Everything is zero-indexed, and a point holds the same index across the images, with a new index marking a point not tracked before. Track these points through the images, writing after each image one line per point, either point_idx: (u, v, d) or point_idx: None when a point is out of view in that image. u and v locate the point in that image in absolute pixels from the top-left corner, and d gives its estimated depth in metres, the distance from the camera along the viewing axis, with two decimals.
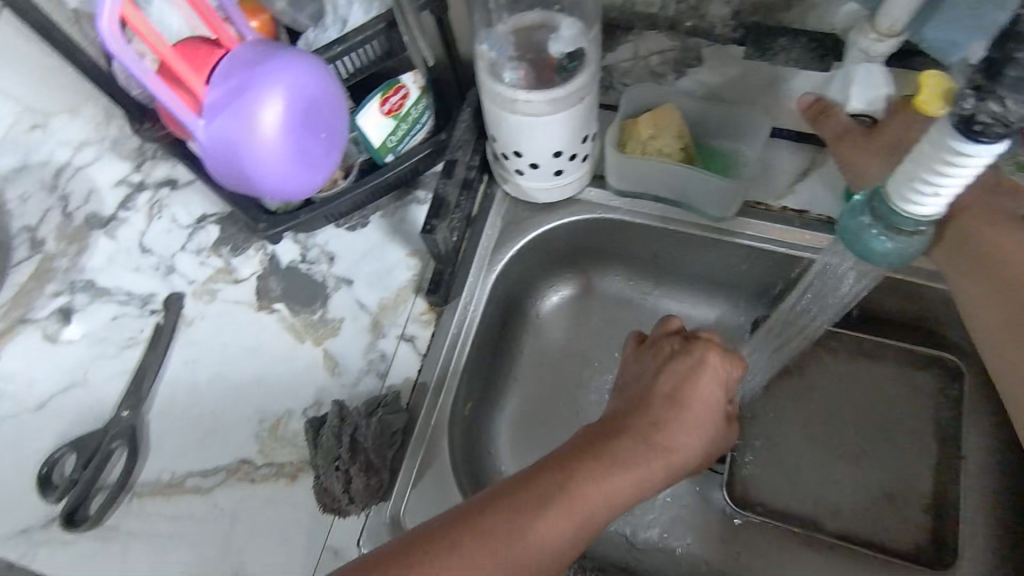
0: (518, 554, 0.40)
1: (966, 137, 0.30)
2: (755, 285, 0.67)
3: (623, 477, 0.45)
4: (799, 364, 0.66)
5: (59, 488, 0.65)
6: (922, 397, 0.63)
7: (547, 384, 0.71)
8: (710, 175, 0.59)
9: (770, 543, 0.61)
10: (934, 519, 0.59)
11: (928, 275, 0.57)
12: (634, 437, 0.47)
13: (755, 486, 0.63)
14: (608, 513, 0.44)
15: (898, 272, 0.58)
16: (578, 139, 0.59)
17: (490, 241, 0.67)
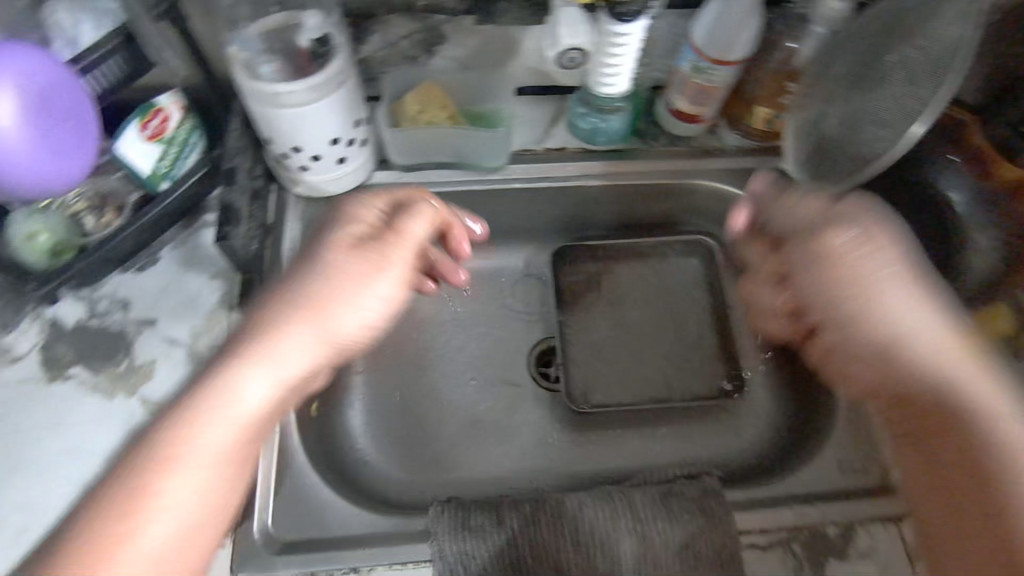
0: (139, 512, 0.43)
1: (619, 20, 0.56)
2: (546, 220, 0.76)
3: (207, 414, 0.47)
4: (594, 279, 0.76)
5: None
6: (694, 276, 0.76)
7: (390, 364, 0.72)
8: (482, 132, 0.67)
9: (616, 431, 0.69)
10: (727, 365, 0.72)
11: (654, 171, 0.72)
12: (218, 382, 0.48)
13: (590, 389, 0.71)
14: (242, 433, 0.47)
15: (634, 174, 0.71)
16: (350, 123, 0.63)
17: (293, 243, 0.67)
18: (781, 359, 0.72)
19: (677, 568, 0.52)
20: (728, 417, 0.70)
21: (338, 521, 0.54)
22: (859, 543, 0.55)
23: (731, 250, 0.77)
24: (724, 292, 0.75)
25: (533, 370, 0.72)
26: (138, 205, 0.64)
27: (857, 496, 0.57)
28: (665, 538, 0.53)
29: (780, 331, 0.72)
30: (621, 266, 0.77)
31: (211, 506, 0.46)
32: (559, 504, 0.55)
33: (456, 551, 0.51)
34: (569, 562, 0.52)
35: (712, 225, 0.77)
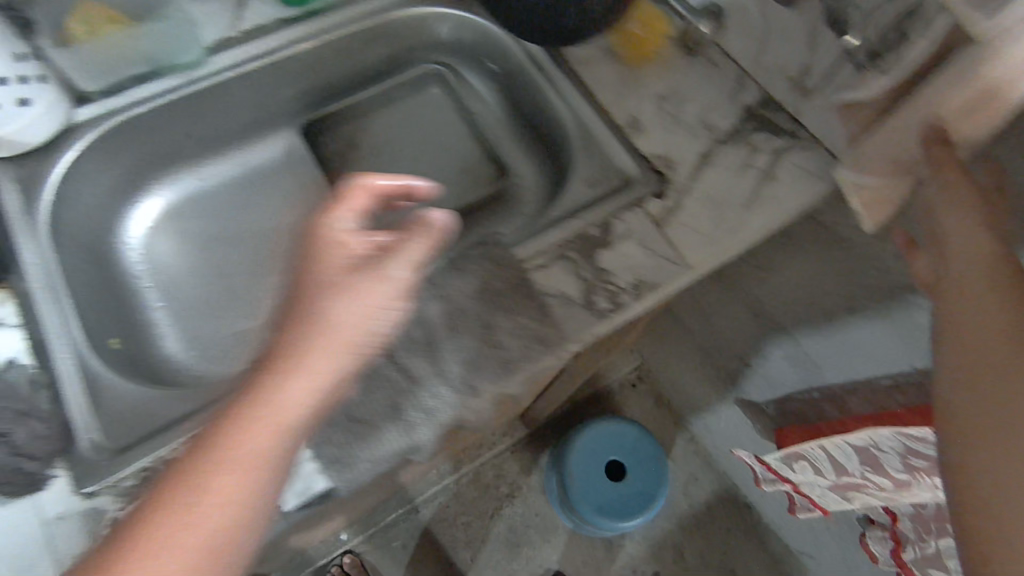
0: (218, 473, 0.46)
1: None
2: (281, 104, 0.79)
3: (266, 420, 0.47)
4: (353, 142, 0.80)
5: None
6: (437, 103, 0.83)
7: (188, 288, 0.73)
8: (160, 24, 0.68)
9: None
10: (491, 163, 0.80)
11: (350, 21, 0.75)
12: (270, 415, 0.47)
13: (381, 230, 0.78)
14: (317, 381, 0.48)
15: (333, 30, 0.74)
16: (10, 59, 0.60)
17: (17, 205, 0.63)
18: (533, 134, 0.79)
19: (479, 308, 0.60)
20: (507, 203, 0.78)
21: (161, 407, 0.58)
22: (617, 230, 0.65)
23: (461, 66, 0.82)
24: (467, 104, 0.82)
25: None
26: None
27: (606, 198, 0.66)
28: (462, 290, 0.60)
29: (519, 114, 0.80)
30: (373, 119, 0.82)
31: (225, 532, 0.46)
32: None
33: None
34: (393, 343, 0.58)
35: (433, 52, 0.82)
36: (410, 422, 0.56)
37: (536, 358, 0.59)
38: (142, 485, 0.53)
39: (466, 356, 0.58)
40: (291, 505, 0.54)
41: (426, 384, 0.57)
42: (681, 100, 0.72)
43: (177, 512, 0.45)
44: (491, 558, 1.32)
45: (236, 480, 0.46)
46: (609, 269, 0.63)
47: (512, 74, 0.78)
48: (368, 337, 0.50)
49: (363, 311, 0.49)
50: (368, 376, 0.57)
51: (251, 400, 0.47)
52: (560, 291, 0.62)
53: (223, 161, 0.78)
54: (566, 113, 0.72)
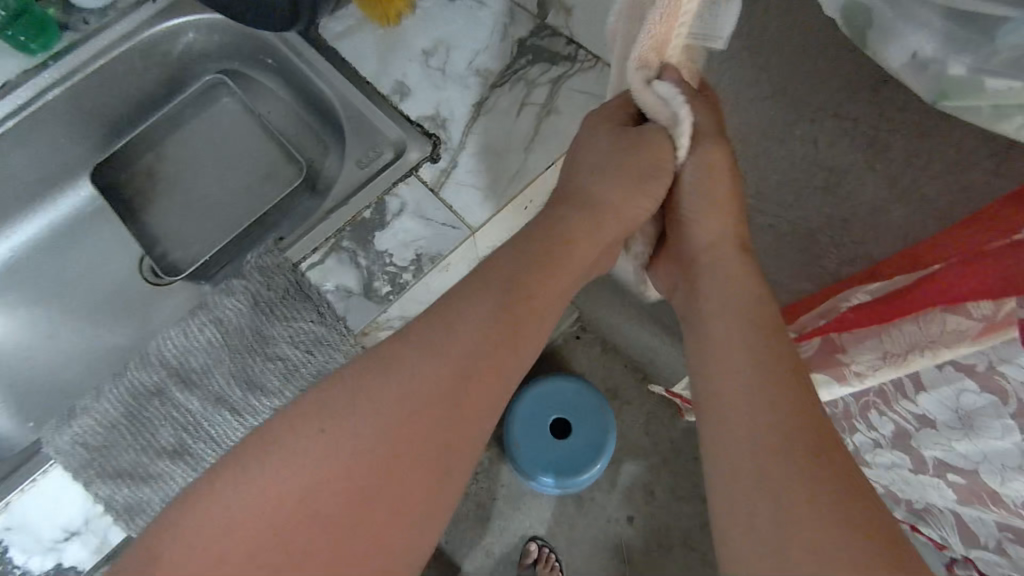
0: (368, 410, 0.43)
1: None
2: (69, 152, 0.78)
3: (434, 367, 0.44)
4: (153, 171, 0.81)
5: None
6: (233, 113, 0.82)
7: (14, 363, 0.74)
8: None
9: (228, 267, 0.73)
10: (289, 161, 0.79)
11: (93, 56, 0.71)
12: (462, 325, 0.46)
13: (194, 255, 0.78)
14: (498, 323, 0.46)
15: (77, 71, 0.71)
16: None
17: None
18: (323, 121, 0.77)
19: (255, 321, 0.58)
20: (307, 195, 0.76)
21: None
22: (391, 207, 0.62)
23: (243, 67, 0.80)
24: (257, 107, 0.81)
25: (147, 273, 0.77)
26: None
27: (378, 174, 0.64)
28: (236, 309, 0.58)
29: (307, 103, 0.77)
30: (170, 145, 0.82)
31: (307, 503, 0.41)
32: (144, 351, 0.58)
33: (70, 438, 0.55)
34: (172, 377, 0.57)
35: (211, 61, 0.80)
36: (197, 454, 0.54)
37: (318, 363, 0.56)
38: None
39: (243, 376, 0.56)
40: (90, 563, 0.53)
41: (208, 409, 0.55)
42: (449, 51, 0.68)
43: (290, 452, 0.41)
44: (463, 539, 1.31)
45: (413, 406, 0.43)
46: (386, 249, 0.60)
47: (287, 65, 0.76)
48: (611, 225, 0.52)
49: (599, 161, 0.52)
50: (150, 418, 0.56)
51: (497, 314, 0.46)
52: (339, 283, 0.59)
53: (28, 225, 0.80)
54: (335, 92, 0.70)
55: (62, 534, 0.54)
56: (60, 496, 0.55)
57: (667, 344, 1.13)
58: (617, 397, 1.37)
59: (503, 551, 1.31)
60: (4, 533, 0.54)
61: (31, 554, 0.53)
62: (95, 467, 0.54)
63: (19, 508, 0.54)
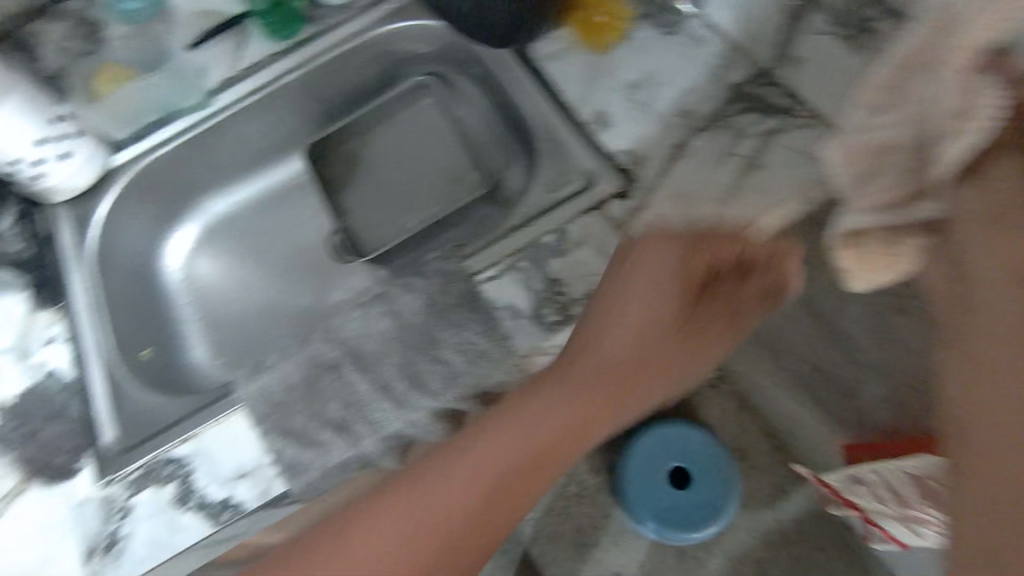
0: (445, 484, 0.59)
1: None
2: (288, 128, 0.87)
3: (500, 462, 0.59)
4: (357, 154, 0.88)
5: None
6: (432, 114, 0.87)
7: (219, 304, 0.85)
8: (157, 78, 0.79)
9: (406, 258, 0.79)
10: (477, 168, 0.84)
11: (326, 49, 0.80)
12: (534, 418, 0.59)
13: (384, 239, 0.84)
14: (556, 428, 0.60)
15: (311, 61, 0.80)
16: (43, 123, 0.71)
17: (73, 234, 0.78)
18: (515, 134, 0.79)
19: (426, 321, 0.61)
20: (489, 203, 0.79)
21: (164, 413, 0.67)
22: (572, 237, 0.62)
23: (452, 71, 0.84)
24: (457, 112, 0.86)
25: (333, 252, 0.85)
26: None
27: (565, 201, 0.64)
28: (412, 307, 0.62)
29: (504, 115, 0.79)
30: (372, 136, 0.88)
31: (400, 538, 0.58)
32: (326, 327, 0.63)
33: (256, 391, 0.62)
34: (340, 357, 0.61)
35: (423, 62, 0.85)
36: (358, 434, 0.58)
37: (479, 375, 0.58)
38: (145, 476, 0.62)
39: (407, 372, 0.59)
40: (253, 504, 0.58)
41: (371, 395, 0.59)
42: (656, 86, 0.66)
43: (388, 509, 0.59)
44: (557, 555, 1.32)
45: (479, 487, 0.59)
46: (560, 279, 0.60)
47: (493, 76, 0.78)
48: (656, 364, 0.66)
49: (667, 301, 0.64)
50: (322, 388, 0.61)
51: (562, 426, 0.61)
52: (512, 303, 0.60)
53: (243, 186, 0.90)
54: (531, 113, 0.72)
55: (236, 472, 0.60)
56: (240, 438, 0.61)
57: (815, 418, 1.05)
58: (745, 457, 1.29)
59: None
60: (193, 456, 0.62)
61: (210, 482, 0.60)
62: (271, 421, 0.60)
63: (208, 438, 0.62)
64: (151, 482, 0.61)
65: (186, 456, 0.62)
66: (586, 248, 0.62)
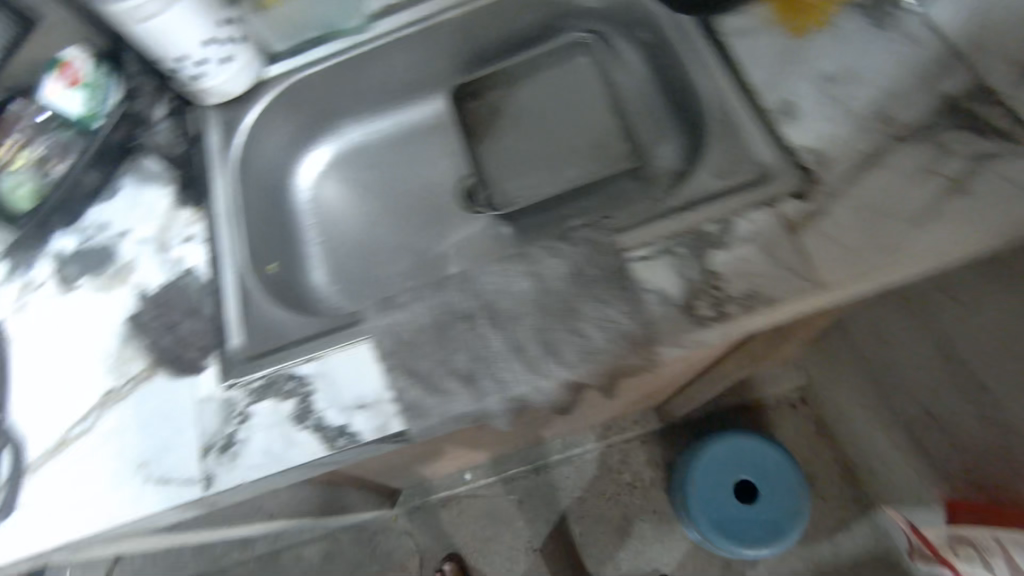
0: None
1: None
2: (436, 65, 0.85)
3: None
4: (500, 104, 0.85)
5: None
6: (586, 74, 0.83)
7: (340, 231, 0.84)
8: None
9: (539, 219, 0.76)
10: (627, 137, 0.79)
11: None
12: None
13: (512, 194, 0.81)
14: None
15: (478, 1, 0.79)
16: (217, 23, 0.71)
17: (221, 136, 0.79)
18: (676, 109, 0.74)
19: (570, 290, 0.59)
20: (635, 178, 0.76)
21: (290, 329, 0.66)
22: (737, 231, 0.58)
23: (619, 33, 0.81)
24: (614, 74, 0.81)
25: (461, 198, 0.84)
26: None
27: (736, 191, 0.60)
28: (555, 270, 0.60)
29: (669, 88, 0.75)
30: (519, 87, 0.85)
31: None
32: (463, 275, 0.62)
33: (384, 324, 0.62)
34: (475, 307, 0.60)
35: (588, 18, 0.82)
36: (485, 389, 0.57)
37: (620, 355, 0.56)
38: (266, 387, 0.63)
39: (544, 337, 0.57)
40: (370, 436, 0.58)
41: (500, 354, 0.58)
42: (855, 84, 0.61)
43: None
44: (601, 537, 1.34)
45: None
46: (719, 271, 0.57)
47: (666, 45, 0.74)
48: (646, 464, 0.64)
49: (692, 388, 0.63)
50: (453, 336, 0.60)
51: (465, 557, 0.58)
52: (658, 288, 0.58)
53: (382, 119, 0.89)
54: (707, 91, 0.67)
55: (357, 402, 0.60)
56: (363, 370, 0.61)
57: (911, 462, 1.01)
58: (813, 484, 1.26)
59: (632, 569, 1.30)
60: (315, 377, 0.62)
61: (330, 406, 0.60)
62: (398, 357, 0.60)
63: (330, 363, 0.63)
64: (272, 395, 0.62)
65: (310, 376, 0.63)
66: (751, 244, 0.57)
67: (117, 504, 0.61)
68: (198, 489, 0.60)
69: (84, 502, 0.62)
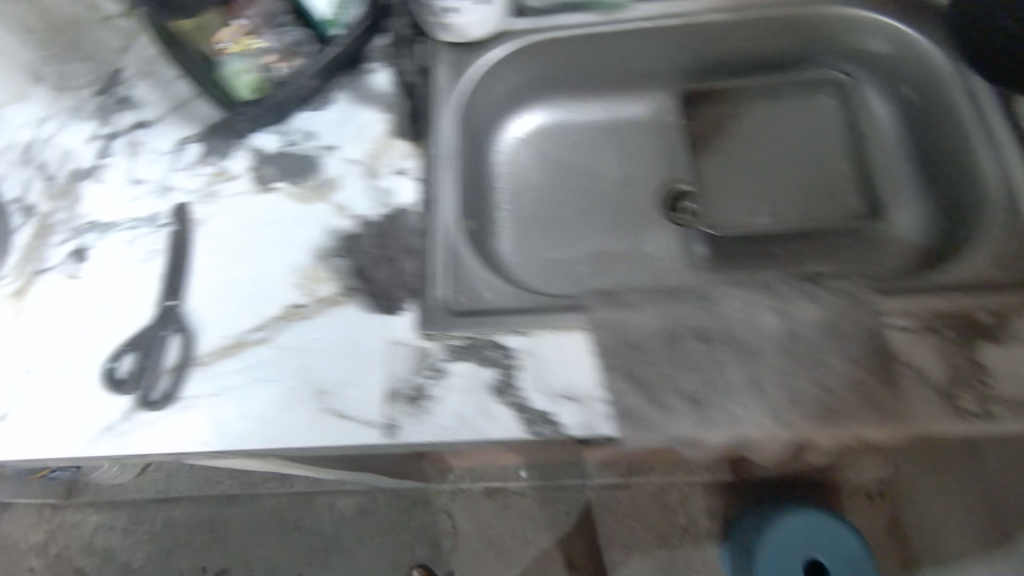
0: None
1: None
2: (674, 65, 0.81)
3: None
4: (728, 121, 0.81)
5: (136, 378, 0.62)
6: (828, 116, 0.79)
7: (531, 204, 0.81)
8: None
9: (753, 249, 0.75)
10: (860, 189, 0.76)
11: (770, 6, 0.75)
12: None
13: (725, 216, 0.78)
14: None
15: (748, 11, 0.74)
16: None
17: (449, 75, 0.75)
18: (928, 178, 0.72)
19: (821, 339, 0.56)
20: (864, 235, 0.73)
21: (500, 296, 0.64)
22: (1016, 329, 0.55)
23: (875, 87, 0.78)
24: (860, 125, 0.78)
25: (664, 204, 0.80)
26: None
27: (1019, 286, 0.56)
28: (809, 315, 0.57)
29: (924, 153, 0.72)
30: (751, 109, 0.81)
31: None
32: (705, 294, 0.58)
33: (605, 318, 0.58)
34: (714, 330, 0.57)
35: (849, 61, 0.79)
36: (715, 418, 0.53)
37: (868, 423, 0.52)
38: (468, 348, 0.60)
39: (789, 383, 0.54)
40: (577, 431, 0.56)
41: (742, 388, 0.54)
42: None
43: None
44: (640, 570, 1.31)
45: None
46: (991, 367, 0.53)
47: (943, 110, 0.69)
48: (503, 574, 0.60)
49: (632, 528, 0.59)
50: (687, 352, 0.56)
51: None
52: (916, 364, 0.54)
53: (593, 102, 0.84)
54: (990, 172, 0.63)
55: (568, 393, 0.57)
56: (575, 361, 0.58)
57: None
58: None
59: None
60: (523, 353, 0.59)
61: (538, 389, 0.57)
62: (622, 358, 0.57)
63: (542, 342, 0.59)
64: (473, 358, 0.60)
65: (518, 351, 0.59)
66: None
67: (291, 428, 0.59)
68: (380, 435, 0.58)
69: (255, 413, 0.61)
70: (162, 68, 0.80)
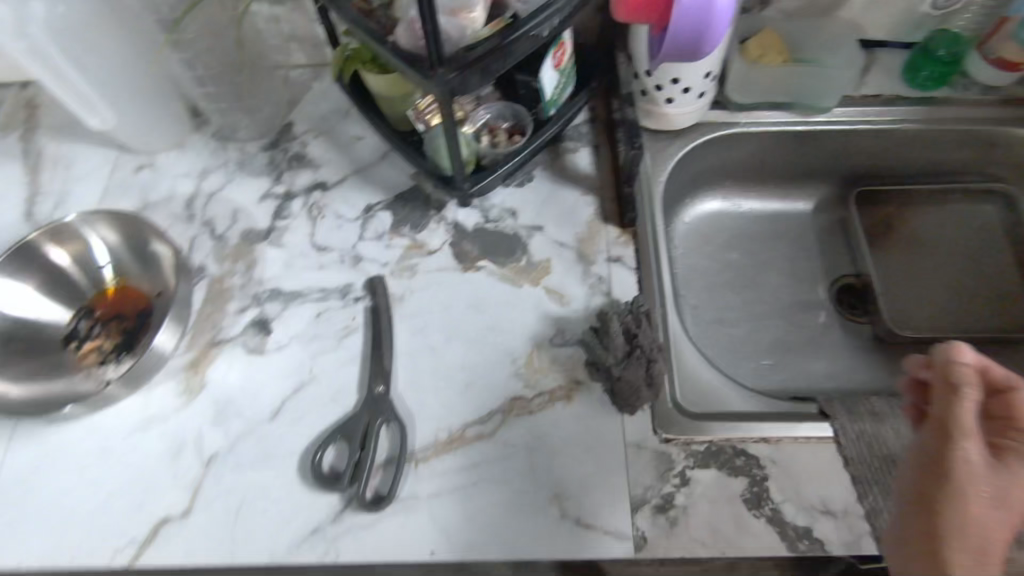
0: None
1: None
2: (844, 165, 0.83)
3: None
4: (892, 225, 0.85)
5: (347, 475, 0.56)
6: (988, 225, 0.84)
7: (707, 292, 0.81)
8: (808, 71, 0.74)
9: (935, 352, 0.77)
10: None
11: (957, 120, 0.77)
12: None
13: (902, 316, 0.80)
14: None
15: (934, 122, 0.77)
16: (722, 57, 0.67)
17: (651, 161, 0.74)
18: None
19: None
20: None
21: (739, 402, 0.62)
22: None
23: None
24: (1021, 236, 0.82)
25: (834, 300, 0.81)
26: (510, 68, 0.56)
27: None
28: None
29: None
30: (913, 212, 0.86)
31: None
32: None
33: (857, 430, 0.58)
34: None
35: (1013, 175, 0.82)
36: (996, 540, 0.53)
37: None
38: (710, 455, 0.58)
39: None
40: (842, 551, 0.54)
41: None
42: None
43: None
44: None
45: None
46: None
47: None
48: None
49: None
50: None
51: None
52: None
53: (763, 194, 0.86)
54: None
55: (822, 508, 0.56)
56: (829, 475, 0.57)
57: None
58: None
59: None
60: (768, 463, 0.57)
61: (793, 504, 0.56)
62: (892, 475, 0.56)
63: (786, 451, 0.58)
64: (720, 465, 0.57)
65: (764, 460, 0.57)
66: None
67: (525, 540, 0.54)
68: (631, 547, 0.54)
69: (481, 520, 0.55)
70: (336, 128, 0.76)
